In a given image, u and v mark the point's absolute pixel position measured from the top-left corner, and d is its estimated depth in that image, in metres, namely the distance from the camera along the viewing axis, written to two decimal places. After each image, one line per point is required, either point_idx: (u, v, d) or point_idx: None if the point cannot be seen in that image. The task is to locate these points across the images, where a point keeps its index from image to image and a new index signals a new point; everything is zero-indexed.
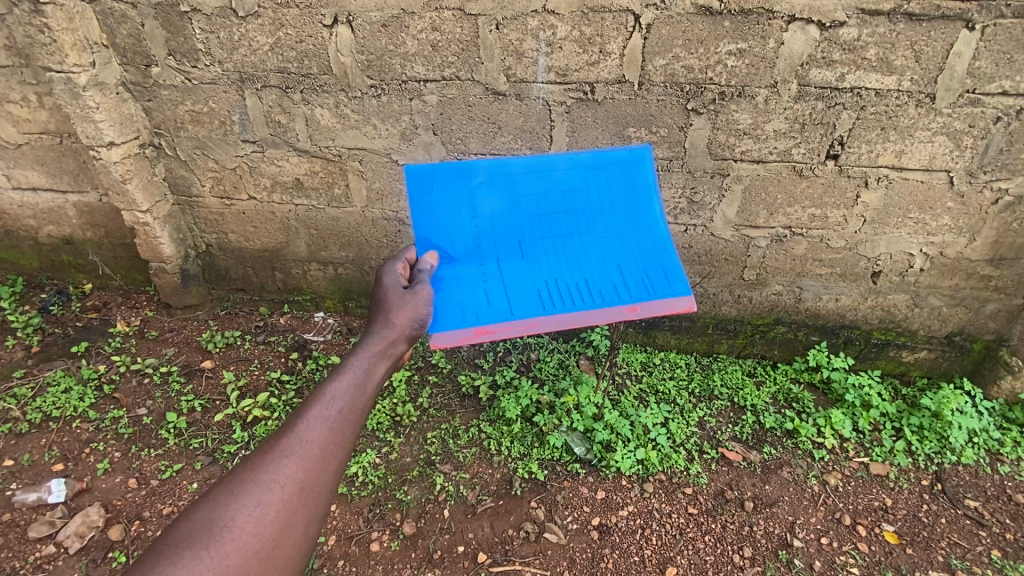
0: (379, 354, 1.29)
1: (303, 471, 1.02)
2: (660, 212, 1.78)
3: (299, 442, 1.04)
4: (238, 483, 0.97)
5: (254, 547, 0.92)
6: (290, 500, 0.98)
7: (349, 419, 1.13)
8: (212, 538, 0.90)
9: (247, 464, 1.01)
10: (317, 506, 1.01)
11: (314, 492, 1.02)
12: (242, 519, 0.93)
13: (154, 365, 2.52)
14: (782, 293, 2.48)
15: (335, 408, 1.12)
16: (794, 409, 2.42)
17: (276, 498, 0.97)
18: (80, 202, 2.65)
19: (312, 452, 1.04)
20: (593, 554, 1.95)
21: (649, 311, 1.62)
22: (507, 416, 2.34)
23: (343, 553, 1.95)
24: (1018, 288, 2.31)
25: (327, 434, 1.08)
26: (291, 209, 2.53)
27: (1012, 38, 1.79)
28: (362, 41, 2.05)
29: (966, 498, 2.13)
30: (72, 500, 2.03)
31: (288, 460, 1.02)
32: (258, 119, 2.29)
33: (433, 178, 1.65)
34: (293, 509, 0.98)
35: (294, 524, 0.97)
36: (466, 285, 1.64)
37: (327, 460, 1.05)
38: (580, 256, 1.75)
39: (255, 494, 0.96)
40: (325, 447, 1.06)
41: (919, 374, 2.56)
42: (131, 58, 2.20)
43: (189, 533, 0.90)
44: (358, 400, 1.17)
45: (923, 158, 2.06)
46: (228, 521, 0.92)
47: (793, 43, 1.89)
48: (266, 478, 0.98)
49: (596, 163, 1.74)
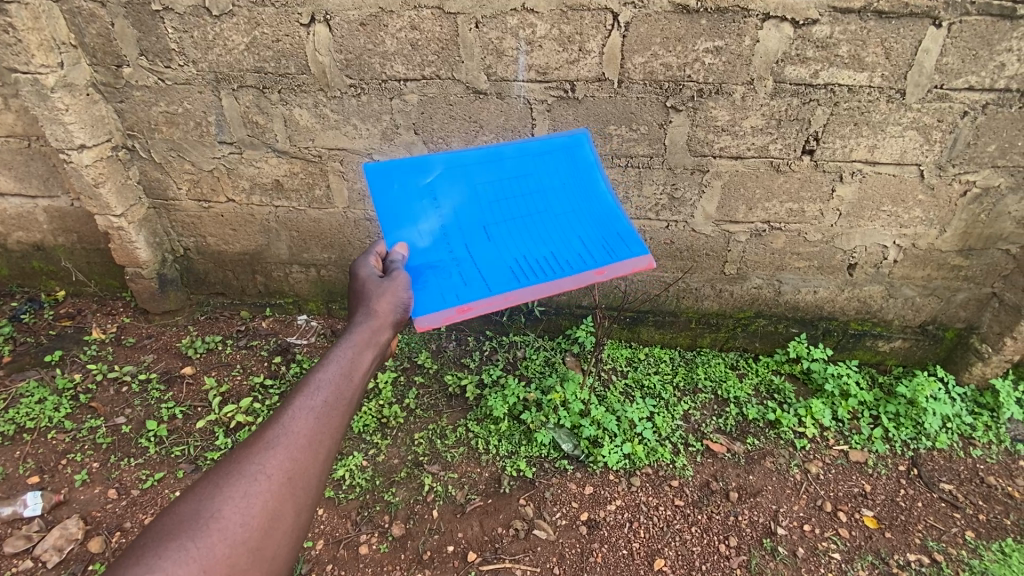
0: (366, 342, 1.27)
1: (292, 460, 0.99)
2: (608, 187, 1.81)
3: (287, 431, 1.02)
4: (224, 476, 0.94)
5: (241, 536, 0.89)
6: (279, 490, 0.96)
7: (337, 408, 1.10)
8: (199, 529, 0.87)
9: (235, 454, 0.99)
10: (307, 494, 0.99)
11: (304, 480, 0.99)
12: (230, 509, 0.90)
13: (132, 373, 2.46)
14: (762, 286, 2.53)
15: (323, 396, 1.09)
16: (776, 400, 2.46)
17: (265, 488, 0.94)
18: (51, 208, 2.57)
19: (300, 441, 1.02)
20: (582, 549, 1.97)
21: (616, 272, 1.61)
22: (494, 415, 2.34)
23: (331, 556, 1.94)
24: (987, 277, 2.39)
25: (315, 423, 1.05)
26: (271, 211, 2.50)
27: (977, 35, 1.85)
28: (340, 41, 2.03)
29: (941, 481, 2.19)
30: (49, 513, 1.98)
31: (275, 450, 0.99)
32: (235, 120, 2.25)
33: (391, 174, 1.69)
34: (283, 499, 0.95)
35: (284, 513, 0.95)
36: (439, 271, 1.57)
37: (316, 449, 1.03)
38: (541, 231, 1.71)
39: (244, 484, 0.93)
40: (314, 436, 1.04)
41: (895, 362, 2.63)
42: (102, 59, 2.15)
43: (177, 523, 0.88)
44: (344, 388, 1.14)
45: (894, 153, 2.12)
46: (217, 511, 0.90)
47: (768, 40, 1.93)
48: (254, 468, 0.96)
49: (542, 150, 1.83)
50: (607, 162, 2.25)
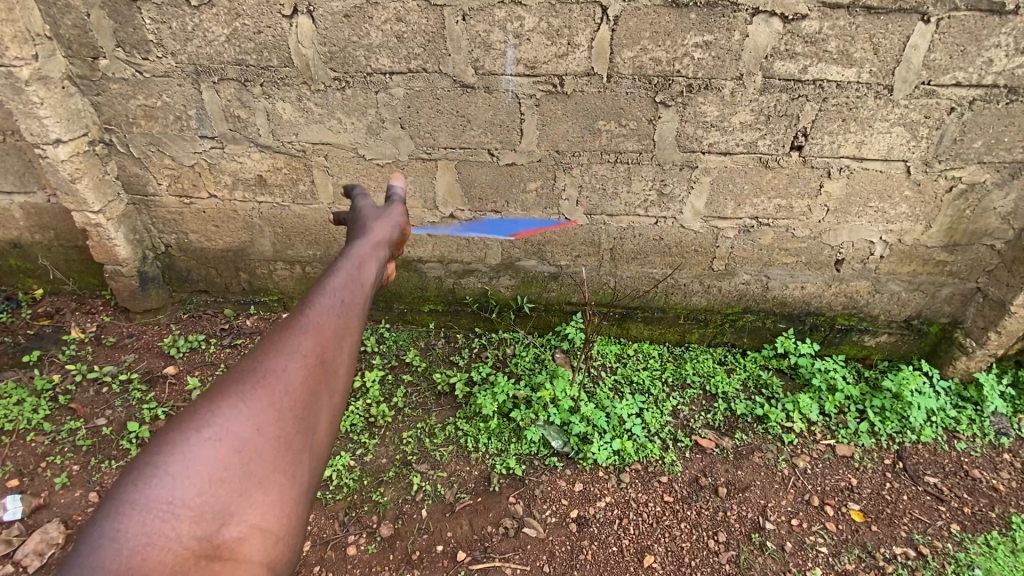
0: (381, 247, 1.25)
1: (327, 338, 0.98)
2: None
3: (320, 310, 1.01)
4: (261, 355, 0.93)
5: (288, 401, 0.89)
6: (317, 364, 0.95)
7: (364, 297, 1.09)
8: (247, 392, 0.87)
9: (269, 335, 0.97)
10: (343, 372, 0.98)
11: (339, 358, 0.99)
12: (275, 376, 0.90)
13: (114, 373, 2.42)
14: (750, 282, 2.53)
15: (350, 285, 1.08)
16: (764, 395, 2.48)
17: (303, 361, 0.94)
18: (26, 204, 2.50)
19: (332, 322, 1.00)
20: (571, 547, 1.96)
21: None
22: (483, 413, 2.33)
23: (319, 558, 1.91)
24: (971, 272, 2.42)
25: (345, 306, 1.04)
26: (254, 207, 2.45)
27: (965, 30, 1.85)
28: (323, 33, 1.98)
29: (926, 474, 2.22)
30: (29, 517, 1.93)
31: (311, 329, 0.98)
32: (217, 114, 2.19)
33: None
34: (320, 372, 0.95)
35: (323, 386, 0.94)
36: None
37: (347, 329, 1.02)
38: None
39: (285, 357, 0.93)
40: (344, 318, 1.02)
41: (881, 357, 2.66)
42: (77, 50, 2.08)
43: (223, 390, 0.87)
44: (366, 282, 1.12)
45: (882, 149, 2.12)
46: (263, 377, 0.89)
47: (757, 35, 1.91)
48: (292, 344, 0.95)
49: None
50: (597, 157, 2.23)
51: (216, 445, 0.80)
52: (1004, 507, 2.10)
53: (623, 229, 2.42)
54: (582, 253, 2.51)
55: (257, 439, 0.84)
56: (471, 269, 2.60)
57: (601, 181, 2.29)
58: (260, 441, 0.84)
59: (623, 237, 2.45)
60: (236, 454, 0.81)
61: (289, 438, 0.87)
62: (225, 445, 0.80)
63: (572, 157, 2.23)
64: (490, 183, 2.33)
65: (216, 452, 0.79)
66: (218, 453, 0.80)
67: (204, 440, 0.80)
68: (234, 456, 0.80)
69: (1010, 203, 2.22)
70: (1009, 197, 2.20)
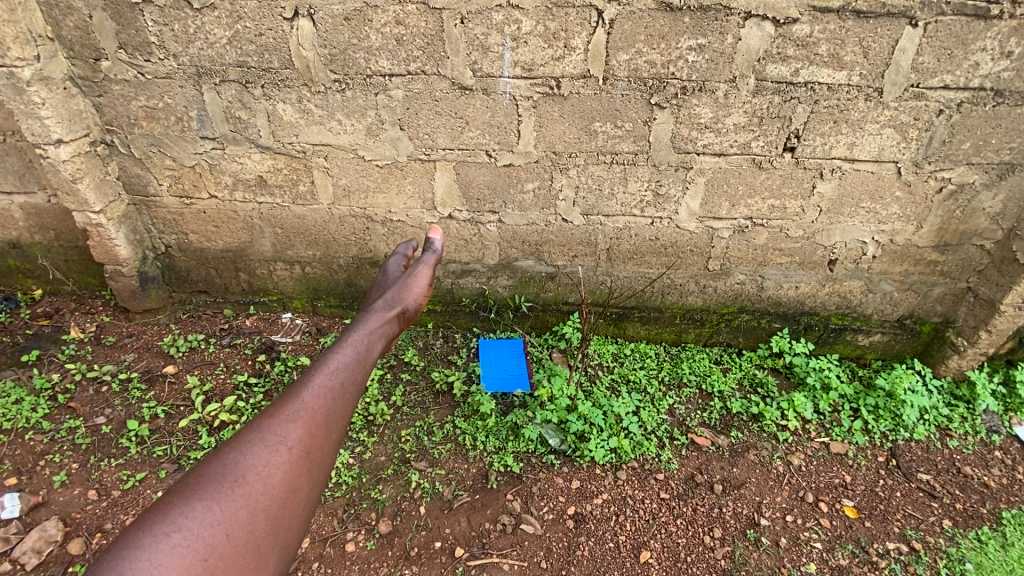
0: (376, 333, 1.28)
1: (308, 435, 0.99)
2: None
3: (305, 406, 1.02)
4: (247, 444, 0.93)
5: (263, 503, 0.88)
6: (296, 463, 0.95)
7: (353, 388, 1.11)
8: (222, 492, 0.86)
9: (252, 426, 0.98)
10: (320, 473, 0.98)
11: (318, 457, 0.99)
12: (253, 475, 0.89)
13: (113, 373, 2.43)
14: (745, 282, 2.57)
15: (339, 377, 1.09)
16: (759, 393, 2.52)
17: (282, 459, 0.94)
18: (27, 204, 2.53)
19: (316, 418, 1.01)
20: (569, 543, 1.97)
21: None
22: (482, 412, 2.36)
23: (318, 554, 1.90)
24: (962, 272, 2.46)
25: (332, 400, 1.05)
26: (255, 208, 2.48)
27: (952, 34, 1.88)
28: (323, 35, 2.01)
29: (919, 472, 2.25)
30: (27, 515, 1.92)
31: (293, 424, 0.98)
32: (218, 115, 2.22)
33: None
34: (298, 472, 0.95)
35: (300, 486, 0.94)
36: None
37: (330, 427, 1.03)
38: None
39: (265, 453, 0.93)
40: (329, 413, 1.03)
41: (874, 356, 2.71)
42: (79, 51, 2.11)
43: (197, 489, 0.86)
44: (358, 372, 1.14)
45: (872, 150, 2.15)
46: (239, 475, 0.88)
47: (749, 39, 1.95)
48: (273, 438, 0.95)
49: None
50: (593, 158, 2.26)
51: (182, 549, 0.78)
52: (995, 504, 2.13)
53: (619, 229, 2.46)
54: (579, 253, 2.54)
55: (225, 545, 0.81)
56: (469, 269, 2.63)
57: (597, 182, 2.32)
58: (228, 548, 0.82)
59: (619, 237, 2.48)
60: (202, 561, 0.78)
61: (259, 543, 0.85)
62: (192, 550, 0.78)
63: (569, 159, 2.27)
64: (488, 184, 2.35)
65: (183, 558, 0.77)
66: (184, 557, 0.77)
67: (173, 543, 0.78)
68: (200, 563, 0.78)
69: (998, 204, 2.26)
70: (997, 198, 2.24)
